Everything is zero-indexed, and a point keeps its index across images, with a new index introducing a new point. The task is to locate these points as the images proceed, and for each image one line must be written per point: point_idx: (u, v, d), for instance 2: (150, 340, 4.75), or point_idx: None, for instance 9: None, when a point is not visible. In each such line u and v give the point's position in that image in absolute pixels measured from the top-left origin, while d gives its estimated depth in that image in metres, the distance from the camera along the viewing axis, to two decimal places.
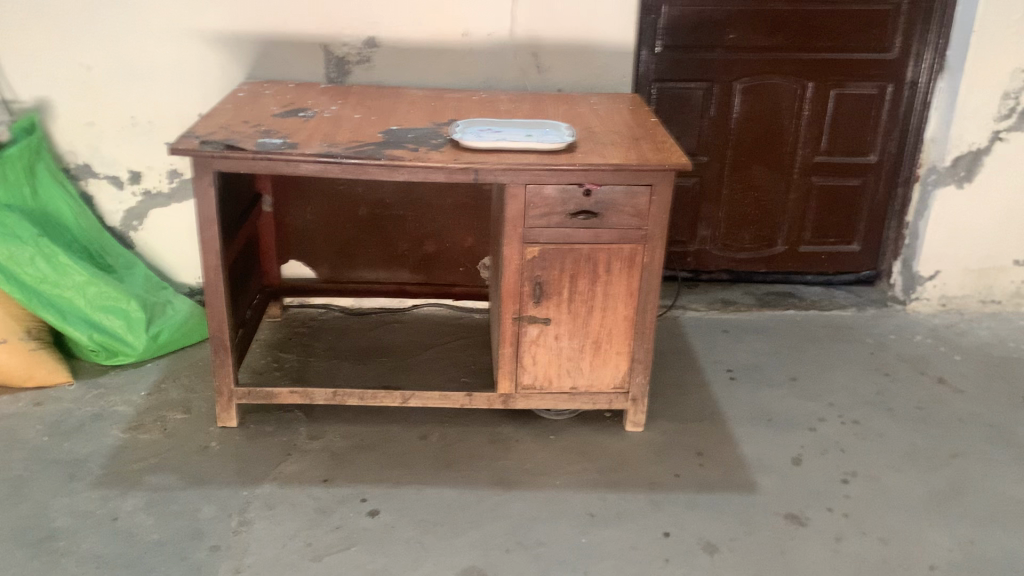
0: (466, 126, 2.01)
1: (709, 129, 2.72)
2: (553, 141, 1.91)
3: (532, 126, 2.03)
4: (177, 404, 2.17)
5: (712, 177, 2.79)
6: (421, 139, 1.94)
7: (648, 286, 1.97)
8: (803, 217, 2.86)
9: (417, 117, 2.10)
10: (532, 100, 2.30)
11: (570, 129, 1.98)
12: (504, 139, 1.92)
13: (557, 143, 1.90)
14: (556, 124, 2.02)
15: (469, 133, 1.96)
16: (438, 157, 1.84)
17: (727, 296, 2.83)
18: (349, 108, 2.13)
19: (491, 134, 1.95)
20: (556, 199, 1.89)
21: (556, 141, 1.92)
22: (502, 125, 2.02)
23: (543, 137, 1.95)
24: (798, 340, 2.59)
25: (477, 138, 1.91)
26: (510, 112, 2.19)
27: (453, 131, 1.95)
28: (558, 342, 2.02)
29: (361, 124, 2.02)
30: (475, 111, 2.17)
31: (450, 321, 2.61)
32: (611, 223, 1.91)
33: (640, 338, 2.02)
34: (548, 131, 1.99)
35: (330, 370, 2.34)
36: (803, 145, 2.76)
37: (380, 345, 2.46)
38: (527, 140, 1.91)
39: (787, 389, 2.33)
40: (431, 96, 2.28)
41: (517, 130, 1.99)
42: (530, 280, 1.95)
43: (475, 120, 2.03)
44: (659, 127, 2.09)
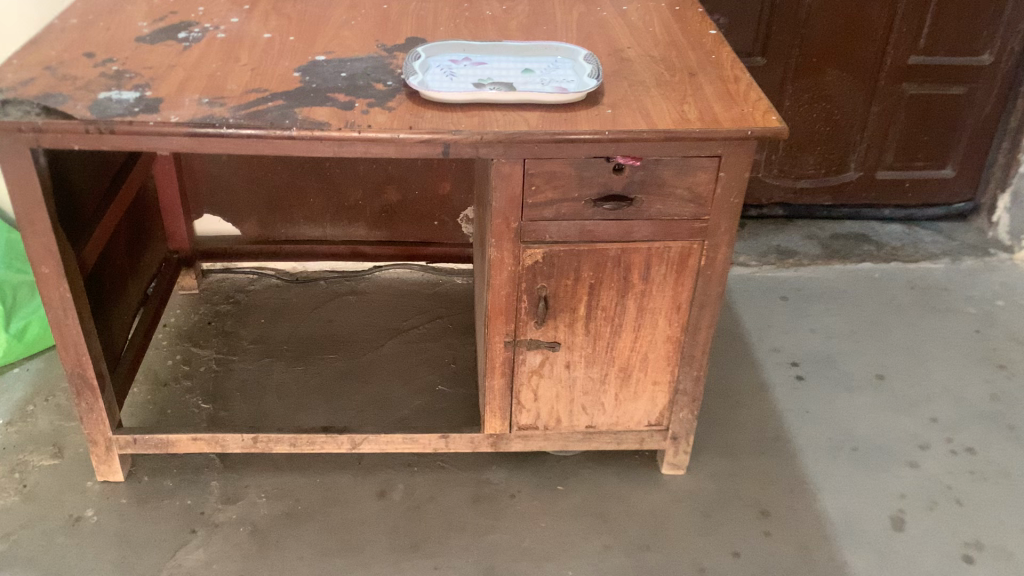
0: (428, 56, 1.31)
1: (772, 21, 2.00)
2: (567, 90, 1.22)
3: (530, 55, 1.33)
4: (46, 440, 1.58)
5: (772, 84, 2.09)
6: (361, 82, 1.25)
7: (703, 298, 1.34)
8: (885, 135, 2.18)
9: (357, 37, 1.39)
10: None
11: (590, 60, 1.29)
12: (488, 88, 1.23)
13: (575, 94, 1.21)
14: (567, 49, 1.32)
15: (432, 73, 1.26)
16: (385, 120, 1.16)
17: (783, 242, 2.20)
18: (257, 22, 1.42)
19: (466, 77, 1.26)
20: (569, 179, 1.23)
21: (571, 88, 1.23)
22: (484, 54, 1.32)
23: (551, 80, 1.26)
24: (879, 311, 1.98)
25: (445, 88, 1.22)
26: (497, 20, 1.48)
27: (408, 67, 1.26)
28: (571, 372, 1.41)
29: (270, 53, 1.32)
30: (446, 21, 1.46)
31: (424, 290, 1.99)
32: (653, 213, 1.26)
33: (687, 365, 1.42)
34: (557, 66, 1.29)
35: (259, 378, 1.73)
36: (897, 42, 2.04)
37: (329, 334, 1.85)
38: (526, 90, 1.22)
39: (873, 395, 1.75)
40: None
41: (508, 65, 1.30)
42: (530, 292, 1.33)
43: (443, 43, 1.32)
44: (722, 49, 1.39)
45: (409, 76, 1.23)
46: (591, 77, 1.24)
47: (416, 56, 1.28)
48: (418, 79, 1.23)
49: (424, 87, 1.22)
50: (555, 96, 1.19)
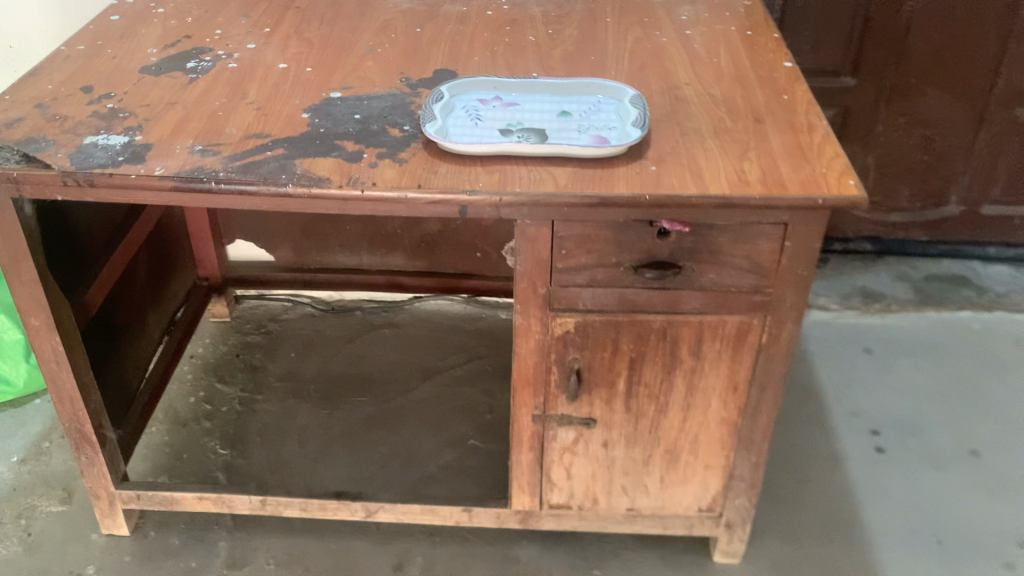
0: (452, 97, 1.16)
1: (864, 38, 1.77)
2: (605, 142, 1.06)
3: (569, 95, 1.17)
4: (57, 483, 1.51)
5: (863, 107, 1.86)
6: (375, 126, 1.11)
7: (763, 379, 1.17)
8: (993, 166, 1.93)
9: (381, 69, 1.25)
10: (582, 19, 1.41)
11: (636, 102, 1.12)
12: (515, 138, 1.08)
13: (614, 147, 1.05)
14: (612, 88, 1.16)
15: (454, 119, 1.11)
16: (393, 175, 1.02)
17: (869, 284, 1.98)
18: (274, 49, 1.29)
19: (493, 123, 1.11)
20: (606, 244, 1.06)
21: (611, 141, 1.07)
22: (517, 94, 1.17)
23: (590, 128, 1.10)
24: (977, 370, 1.75)
25: (466, 139, 1.07)
26: (540, 47, 1.32)
27: (426, 110, 1.11)
28: (608, 451, 1.26)
29: (282, 88, 1.19)
30: (483, 49, 1.31)
31: (467, 326, 1.85)
32: (706, 282, 1.08)
33: (743, 449, 1.24)
34: (598, 110, 1.13)
35: (282, 420, 1.62)
36: (1011, 63, 1.79)
37: (361, 373, 1.72)
38: (559, 142, 1.07)
39: (965, 475, 1.53)
40: (419, 15, 1.42)
41: (542, 107, 1.14)
42: (561, 364, 1.17)
43: (470, 81, 1.17)
44: (796, 87, 1.20)
45: (426, 122, 1.08)
46: (635, 125, 1.07)
47: (438, 97, 1.14)
48: (436, 126, 1.08)
49: (442, 138, 1.07)
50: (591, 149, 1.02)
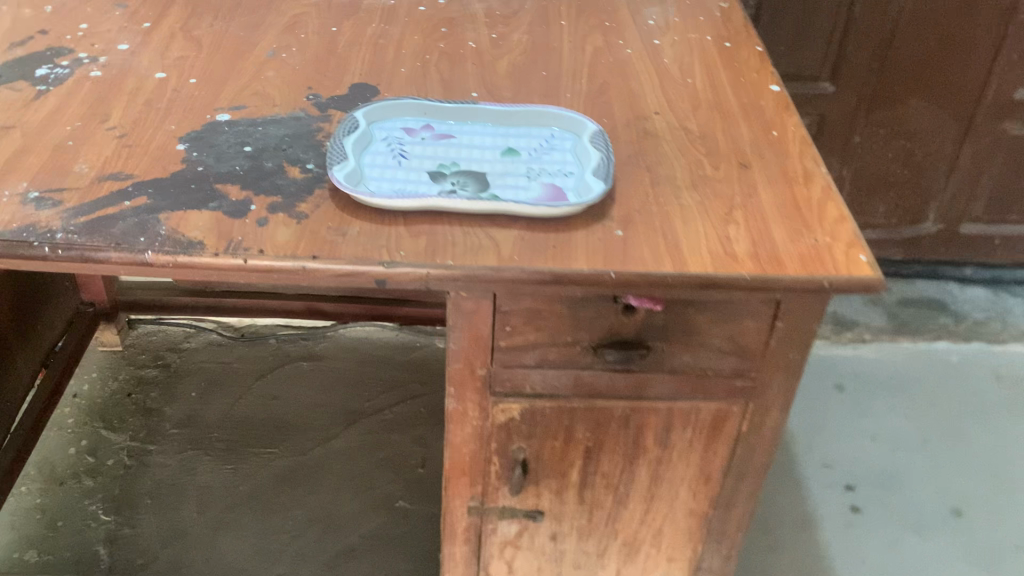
0: (369, 125, 0.93)
1: (846, 41, 1.58)
2: (560, 195, 0.85)
3: (516, 125, 0.95)
4: None
5: (841, 116, 1.68)
6: (271, 163, 0.88)
7: (743, 470, 0.98)
8: (976, 182, 1.77)
9: (283, 81, 1.01)
10: (532, 21, 1.18)
11: (598, 140, 0.91)
12: (447, 185, 0.86)
13: (570, 203, 0.84)
14: (568, 118, 0.95)
15: (369, 157, 0.88)
16: (287, 238, 0.79)
17: (840, 309, 1.82)
18: (151, 53, 1.04)
19: (420, 164, 0.89)
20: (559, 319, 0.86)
21: (566, 193, 0.86)
22: (451, 123, 0.95)
23: (541, 173, 0.89)
24: (959, 411, 1.60)
25: (384, 185, 0.84)
26: (481, 56, 1.09)
27: (335, 144, 0.88)
28: (557, 543, 1.06)
29: (155, 108, 0.95)
30: (412, 57, 1.08)
31: (396, 360, 1.64)
32: (679, 366, 0.89)
33: (715, 542, 1.05)
34: (551, 148, 0.92)
35: (179, 479, 1.39)
36: (1003, 70, 1.63)
37: (273, 418, 1.50)
38: (502, 194, 0.85)
39: (950, 539, 1.37)
40: (336, 10, 1.18)
41: (482, 142, 0.92)
42: (503, 453, 0.96)
43: (393, 104, 0.94)
44: (786, 115, 1.00)
45: (332, 161, 0.85)
46: (596, 172, 0.86)
47: (351, 125, 0.90)
48: (345, 167, 0.85)
49: (352, 183, 0.84)
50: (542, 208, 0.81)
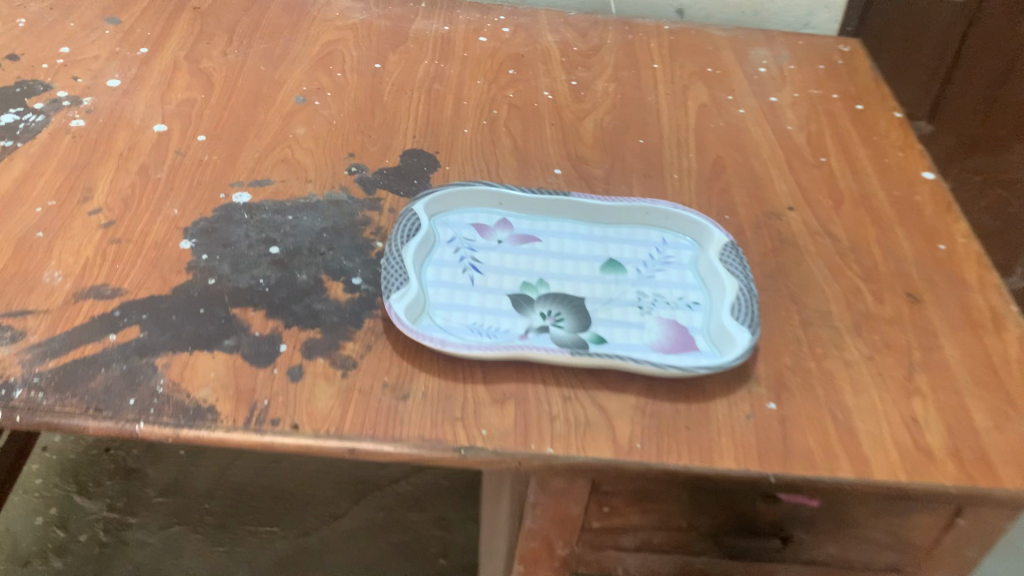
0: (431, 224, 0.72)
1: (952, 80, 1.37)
2: (686, 341, 0.65)
3: (615, 225, 0.75)
4: None
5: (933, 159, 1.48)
6: (304, 274, 0.67)
7: None
8: None
9: (317, 144, 0.79)
10: (618, 62, 0.97)
11: (729, 258, 0.70)
12: (536, 319, 0.65)
13: (701, 356, 0.63)
14: (684, 221, 0.74)
15: (433, 275, 0.68)
16: (327, 400, 0.58)
17: None
18: (149, 92, 0.83)
19: (498, 285, 0.68)
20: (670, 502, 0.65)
21: (693, 337, 0.65)
22: (534, 221, 0.74)
23: (657, 301, 0.68)
24: None
25: (454, 323, 0.64)
26: (561, 113, 0.88)
27: (391, 252, 0.67)
28: None
29: (152, 179, 0.73)
30: (475, 112, 0.86)
31: None
32: (818, 557, 0.69)
33: None
34: (664, 264, 0.71)
35: (162, 563, 1.19)
36: None
37: (273, 488, 1.31)
38: (610, 335, 0.65)
39: None
40: (380, 37, 0.96)
41: (576, 251, 0.72)
42: None
43: (464, 191, 0.73)
44: (950, 217, 0.80)
45: (386, 283, 0.64)
46: (733, 309, 0.66)
47: (410, 225, 0.69)
48: (405, 292, 0.64)
49: (414, 320, 0.63)
50: (672, 368, 0.60)
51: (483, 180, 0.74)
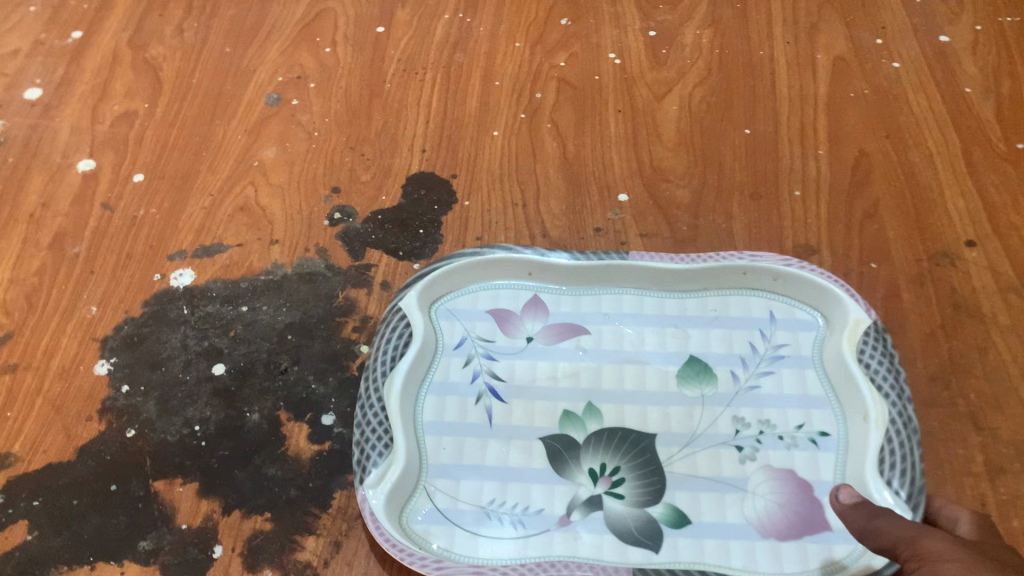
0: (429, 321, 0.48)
1: None
2: (813, 513, 0.40)
3: (698, 294, 0.49)
4: None
5: None
6: (256, 411, 0.48)
7: None
8: None
9: (289, 176, 0.58)
10: None
11: (871, 351, 0.44)
12: (583, 484, 0.42)
13: (834, 543, 0.39)
14: (802, 286, 0.48)
15: (431, 415, 0.45)
16: None
17: None
18: (79, 106, 0.63)
19: (523, 423, 0.45)
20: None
21: (820, 503, 0.40)
22: (581, 300, 0.50)
23: (764, 436, 0.43)
24: None
25: (462, 503, 0.41)
26: (631, 89, 0.63)
27: (370, 391, 0.44)
28: None
29: (67, 254, 0.54)
30: (510, 100, 0.63)
31: None
32: None
33: None
34: (774, 362, 0.46)
35: None
36: None
37: None
38: (695, 508, 0.41)
39: None
40: None
41: (640, 348, 0.47)
42: None
43: (474, 265, 0.49)
44: None
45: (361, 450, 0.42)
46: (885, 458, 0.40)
47: (398, 337, 0.46)
48: (388, 466, 0.41)
49: (399, 511, 0.41)
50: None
51: (502, 245, 0.50)
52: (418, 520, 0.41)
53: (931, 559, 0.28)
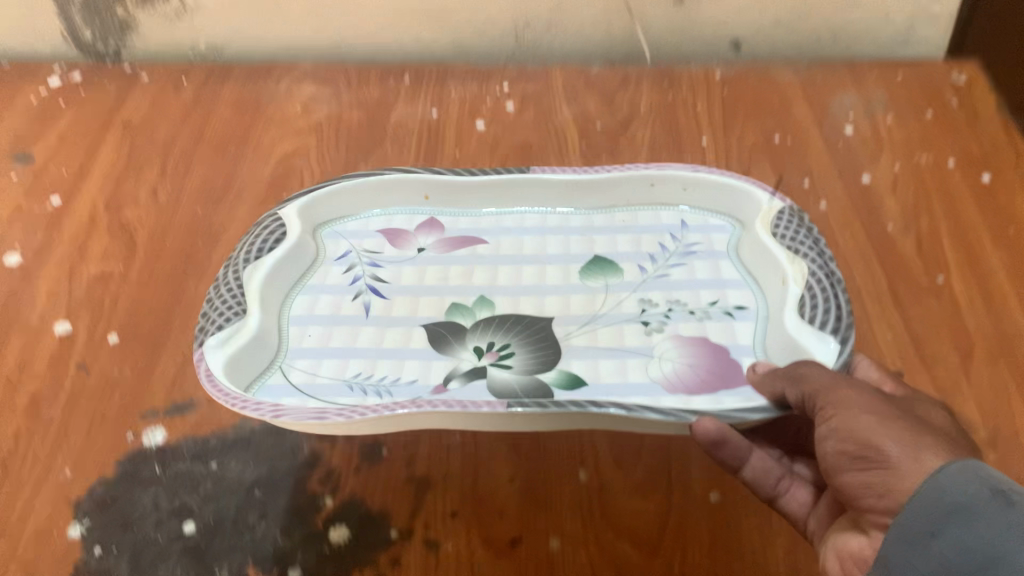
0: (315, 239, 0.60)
1: None
2: (719, 370, 0.49)
3: (608, 211, 0.62)
4: None
5: None
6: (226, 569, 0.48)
7: None
8: None
9: None
10: (654, 138, 0.75)
11: (784, 226, 0.55)
12: (467, 358, 0.51)
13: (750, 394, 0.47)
14: (702, 193, 0.60)
15: (304, 311, 0.54)
16: None
17: None
18: (57, 267, 0.66)
19: (400, 313, 0.55)
20: (618, 528, 0.49)
21: (737, 360, 0.49)
22: (478, 219, 0.62)
23: (674, 312, 0.54)
24: None
25: (327, 381, 0.49)
26: None
27: (213, 288, 0.52)
28: None
29: (42, 414, 0.57)
30: None
31: None
32: None
33: None
34: (683, 257, 0.58)
35: None
36: None
37: None
38: (590, 375, 0.50)
39: None
40: (351, 143, 0.77)
41: (540, 252, 0.59)
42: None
43: (342, 189, 0.61)
44: None
45: (213, 317, 0.49)
46: (799, 311, 0.49)
47: (267, 235, 0.56)
48: (234, 333, 0.49)
49: (243, 371, 0.48)
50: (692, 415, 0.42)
51: (398, 170, 0.62)
52: (269, 391, 0.48)
53: (848, 410, 0.37)
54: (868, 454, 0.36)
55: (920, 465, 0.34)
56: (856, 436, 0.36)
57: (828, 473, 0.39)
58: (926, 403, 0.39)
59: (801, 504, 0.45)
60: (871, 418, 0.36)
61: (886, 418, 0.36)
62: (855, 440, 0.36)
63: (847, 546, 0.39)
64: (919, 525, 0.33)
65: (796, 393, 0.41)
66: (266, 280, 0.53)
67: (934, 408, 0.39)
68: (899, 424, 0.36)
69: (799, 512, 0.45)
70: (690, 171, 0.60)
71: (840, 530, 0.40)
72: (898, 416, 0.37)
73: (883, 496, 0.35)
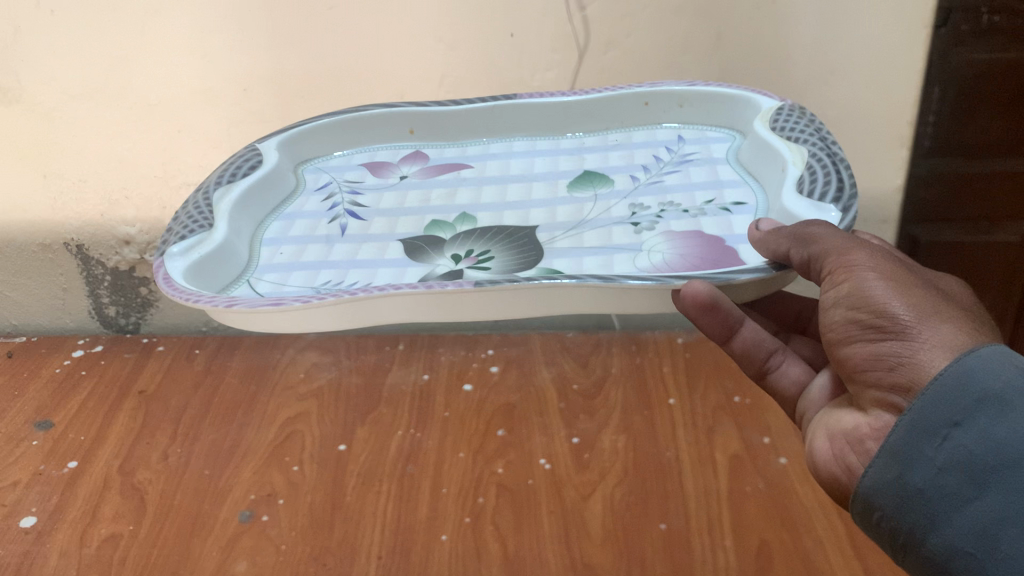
0: (295, 174, 0.65)
1: None
2: (708, 256, 0.49)
3: (602, 133, 0.67)
4: None
5: None
6: None
7: None
8: None
9: None
10: (626, 401, 0.83)
11: (785, 120, 0.58)
12: (444, 262, 0.52)
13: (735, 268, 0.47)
14: (702, 102, 0.65)
15: (276, 233, 0.57)
16: None
17: None
18: (70, 528, 0.70)
19: (377, 229, 0.57)
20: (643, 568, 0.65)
21: (733, 247, 0.50)
22: (465, 148, 0.67)
23: (667, 211, 0.56)
24: None
25: (294, 287, 0.50)
26: (561, 490, 0.73)
27: (184, 201, 0.56)
28: None
29: None
30: (456, 505, 0.72)
31: None
32: None
33: None
34: (678, 164, 0.61)
35: None
36: None
37: None
38: (574, 267, 0.50)
39: None
40: (346, 407, 0.84)
41: (531, 171, 0.63)
42: None
43: (310, 129, 0.65)
44: None
45: (180, 229, 0.52)
46: (799, 187, 0.51)
47: (247, 162, 0.60)
48: (196, 241, 0.51)
49: (210, 277, 0.50)
50: (680, 281, 0.42)
51: (382, 104, 0.67)
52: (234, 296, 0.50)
53: (858, 273, 0.39)
54: (883, 322, 0.38)
55: (938, 336, 0.36)
56: (868, 304, 0.38)
57: (835, 339, 0.41)
58: (942, 278, 0.42)
59: (793, 381, 0.51)
60: (883, 284, 0.39)
61: (898, 285, 0.38)
62: (869, 307, 0.38)
63: (838, 426, 0.42)
64: (942, 415, 0.34)
65: (801, 256, 0.41)
66: (235, 200, 0.56)
67: (954, 283, 0.42)
68: (913, 290, 0.38)
69: (790, 387, 0.50)
70: (686, 87, 0.65)
71: (833, 411, 0.44)
72: (907, 280, 0.39)
73: (894, 367, 0.37)
